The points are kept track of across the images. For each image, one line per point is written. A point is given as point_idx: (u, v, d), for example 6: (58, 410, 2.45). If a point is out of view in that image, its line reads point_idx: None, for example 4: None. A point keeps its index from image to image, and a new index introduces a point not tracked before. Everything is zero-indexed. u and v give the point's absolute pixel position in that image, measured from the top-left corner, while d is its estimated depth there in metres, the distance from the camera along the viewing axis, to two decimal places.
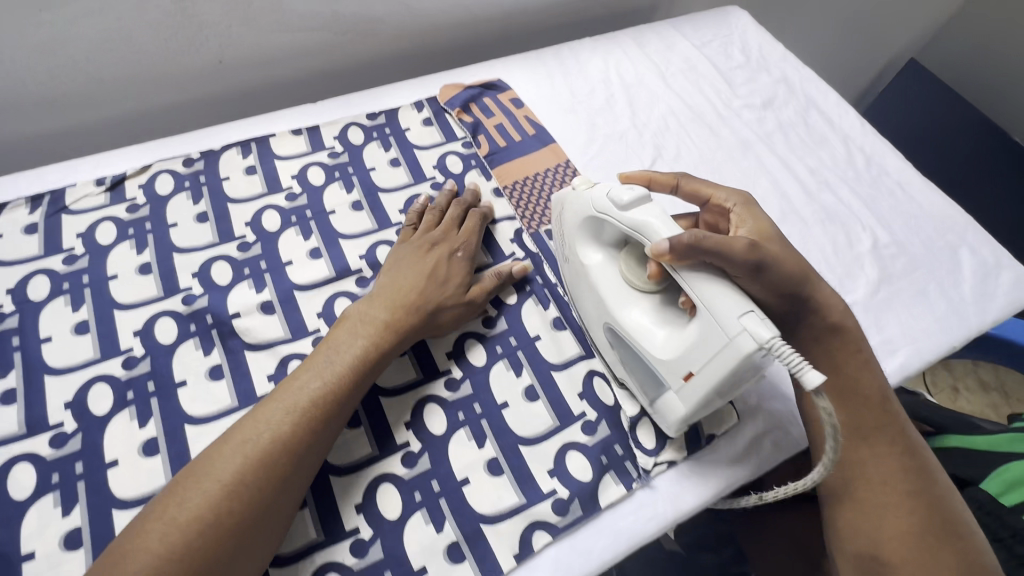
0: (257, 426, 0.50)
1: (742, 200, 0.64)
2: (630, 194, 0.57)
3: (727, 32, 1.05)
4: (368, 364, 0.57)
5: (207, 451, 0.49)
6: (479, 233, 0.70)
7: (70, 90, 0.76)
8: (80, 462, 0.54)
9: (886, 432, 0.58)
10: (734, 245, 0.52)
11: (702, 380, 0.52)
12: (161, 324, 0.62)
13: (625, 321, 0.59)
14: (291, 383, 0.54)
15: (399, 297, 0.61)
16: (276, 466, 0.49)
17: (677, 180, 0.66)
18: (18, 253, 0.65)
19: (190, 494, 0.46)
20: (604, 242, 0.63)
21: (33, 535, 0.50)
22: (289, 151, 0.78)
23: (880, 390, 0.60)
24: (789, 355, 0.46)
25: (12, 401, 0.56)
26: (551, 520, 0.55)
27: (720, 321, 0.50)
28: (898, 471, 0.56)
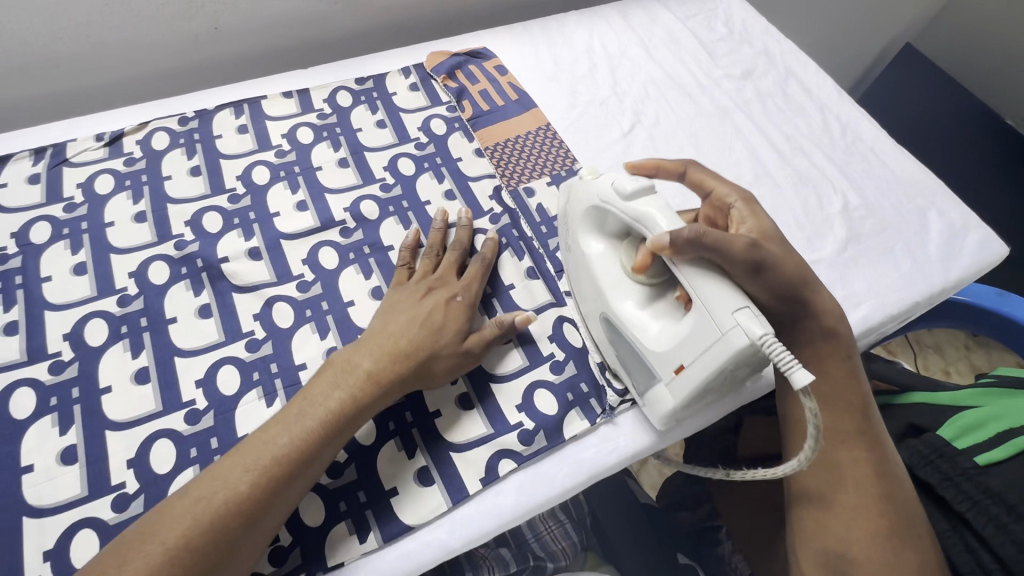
0: (216, 485, 0.48)
1: (743, 197, 0.62)
2: (634, 184, 0.56)
3: (711, 6, 1.07)
4: (342, 423, 0.53)
5: (165, 503, 0.47)
6: (484, 279, 0.66)
7: (73, 52, 0.80)
8: (77, 387, 0.58)
9: (865, 436, 0.59)
10: (734, 244, 0.52)
11: (694, 373, 0.53)
12: (154, 267, 0.66)
13: (620, 311, 0.59)
14: (258, 438, 0.51)
15: (384, 346, 0.57)
16: (233, 522, 0.47)
17: (685, 168, 0.65)
18: (22, 200, 0.69)
19: (136, 556, 0.44)
20: (607, 234, 0.63)
21: (32, 451, 0.54)
22: (280, 112, 0.81)
23: (862, 398, 0.61)
24: (780, 353, 0.46)
25: (15, 332, 0.60)
26: (517, 449, 0.58)
27: (715, 315, 0.50)
28: (871, 475, 0.57)
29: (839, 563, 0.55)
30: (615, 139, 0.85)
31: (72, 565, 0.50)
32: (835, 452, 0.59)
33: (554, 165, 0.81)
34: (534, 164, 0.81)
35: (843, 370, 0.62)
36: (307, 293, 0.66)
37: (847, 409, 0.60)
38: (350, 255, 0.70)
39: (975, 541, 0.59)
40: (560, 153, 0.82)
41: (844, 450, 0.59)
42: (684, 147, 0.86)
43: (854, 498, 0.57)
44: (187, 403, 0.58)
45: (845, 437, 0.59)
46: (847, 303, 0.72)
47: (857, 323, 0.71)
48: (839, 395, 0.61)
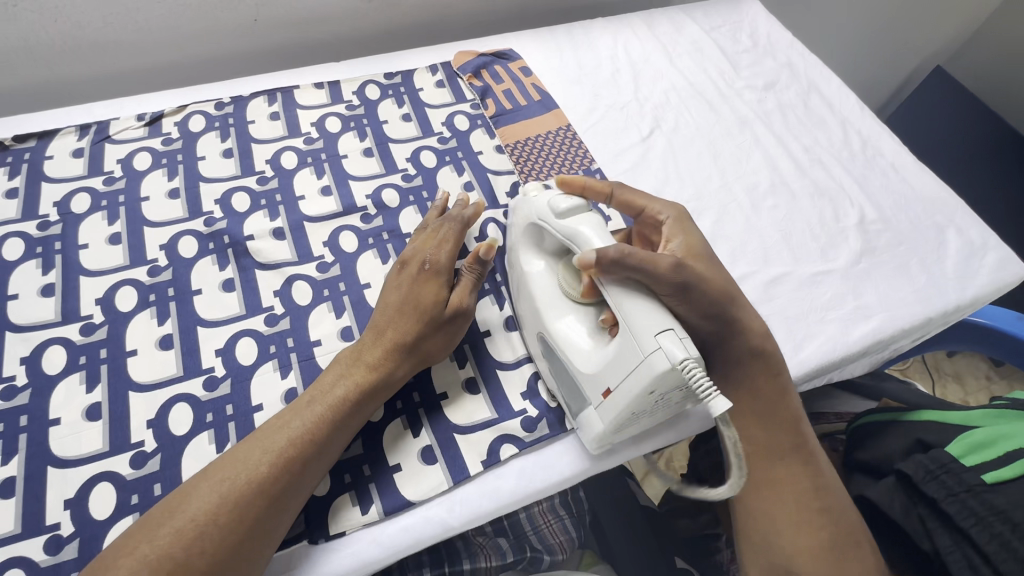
0: (236, 465, 0.50)
1: (674, 214, 0.66)
2: (567, 203, 0.60)
3: (737, 19, 1.09)
4: (352, 409, 0.56)
5: (186, 484, 0.50)
6: (458, 239, 0.65)
7: (122, 38, 0.85)
8: (105, 349, 0.61)
9: (799, 451, 0.63)
10: (659, 263, 0.54)
11: (620, 397, 0.53)
12: (184, 241, 0.69)
13: (557, 330, 0.59)
14: (271, 425, 0.53)
15: (382, 336, 0.59)
16: (253, 503, 0.49)
17: (612, 189, 0.67)
18: (66, 172, 0.73)
19: (161, 532, 0.46)
20: (546, 251, 0.64)
21: (60, 406, 0.57)
22: (311, 101, 0.85)
23: (795, 413, 0.64)
24: (699, 380, 0.48)
25: (51, 294, 0.63)
26: (519, 434, 0.60)
27: (638, 337, 0.51)
28: (808, 488, 0.61)
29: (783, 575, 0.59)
30: (633, 142, 0.87)
31: (90, 515, 0.52)
32: (772, 469, 0.62)
33: (572, 164, 0.83)
34: (551, 163, 0.83)
35: (774, 388, 0.64)
36: (326, 274, 0.69)
37: (779, 422, 0.63)
38: (369, 240, 0.72)
39: (977, 558, 0.57)
40: (578, 153, 0.84)
41: (779, 462, 0.63)
42: (701, 154, 0.86)
43: (792, 509, 0.61)
44: (207, 370, 0.61)
45: (781, 451, 0.63)
46: (858, 314, 0.72)
47: (867, 333, 0.71)
48: (771, 413, 0.63)
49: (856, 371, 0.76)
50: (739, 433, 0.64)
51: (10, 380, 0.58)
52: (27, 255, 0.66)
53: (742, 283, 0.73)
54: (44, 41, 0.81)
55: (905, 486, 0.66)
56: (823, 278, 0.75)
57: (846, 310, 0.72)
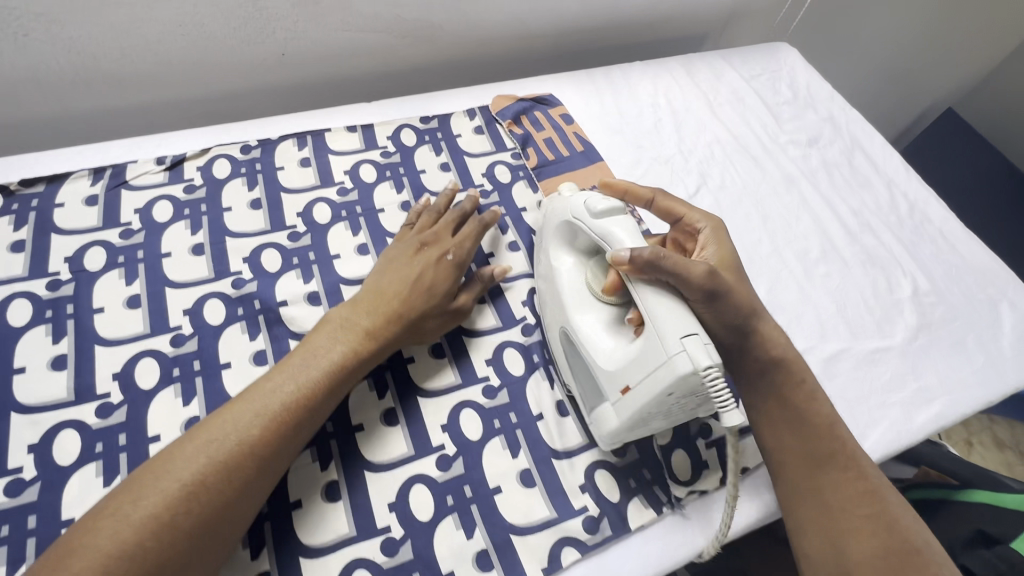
0: (225, 427, 0.48)
1: (712, 224, 0.66)
2: (605, 204, 0.59)
3: (775, 67, 1.07)
4: (346, 374, 0.55)
5: (165, 448, 0.47)
6: (478, 238, 0.68)
7: (140, 70, 0.78)
8: (124, 434, 0.55)
9: (840, 458, 0.57)
10: (693, 270, 0.52)
11: (638, 395, 0.52)
12: (210, 305, 0.63)
13: (580, 325, 0.59)
14: (261, 385, 0.51)
15: (382, 303, 0.59)
16: (246, 464, 0.47)
17: (654, 195, 0.67)
18: (78, 223, 0.67)
19: (147, 494, 0.43)
20: (578, 250, 0.65)
21: (74, 503, 0.51)
22: (343, 146, 0.79)
23: (829, 416, 0.59)
24: (719, 388, 0.47)
25: (63, 367, 0.57)
26: (581, 537, 0.55)
27: (662, 339, 0.49)
28: (857, 495, 0.55)
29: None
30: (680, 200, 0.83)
31: None
32: (815, 478, 0.56)
33: None
34: None
35: (802, 396, 0.60)
36: None
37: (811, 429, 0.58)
38: None
39: None
40: None
41: (824, 472, 0.56)
42: (750, 215, 0.83)
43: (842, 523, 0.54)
44: None
45: (822, 460, 0.57)
46: (920, 397, 0.69)
47: (930, 419, 0.68)
48: (804, 421, 0.59)
49: None
50: (774, 445, 0.59)
51: (17, 472, 0.51)
52: (36, 320, 0.59)
53: None
54: (54, 73, 0.74)
55: None
56: (882, 356, 0.72)
57: (907, 393, 0.69)
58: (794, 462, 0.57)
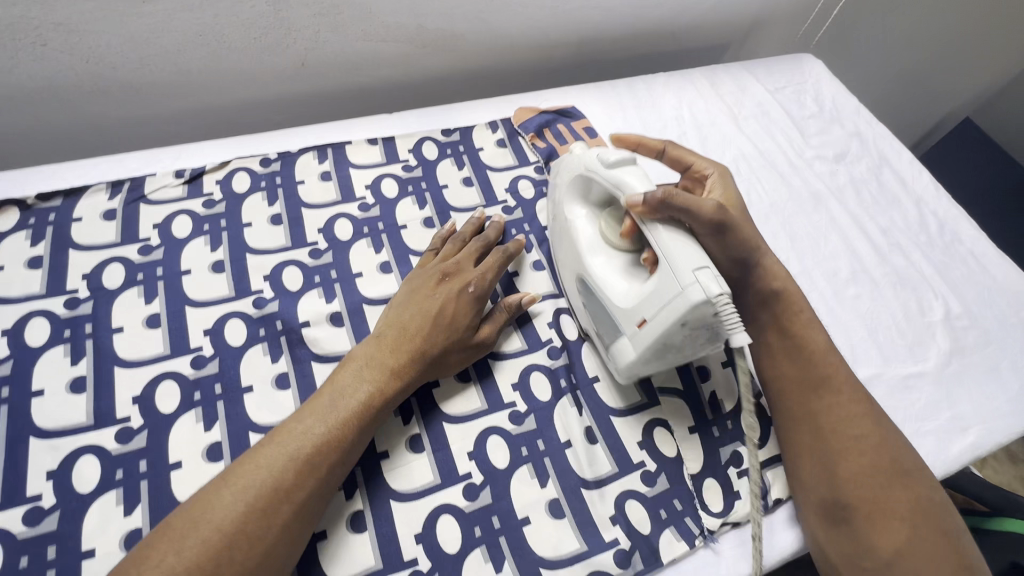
0: (259, 469, 0.48)
1: (719, 170, 0.71)
2: (616, 155, 0.61)
3: (800, 79, 1.05)
4: (374, 413, 0.54)
5: (200, 493, 0.47)
6: (501, 269, 0.65)
7: (158, 79, 0.77)
8: (144, 460, 0.53)
9: (833, 381, 0.60)
10: (703, 206, 0.57)
11: (654, 327, 0.55)
12: (231, 325, 0.62)
13: (593, 270, 0.63)
14: (292, 427, 0.51)
15: (406, 341, 0.58)
16: (282, 511, 0.47)
17: (664, 146, 0.71)
18: (96, 238, 0.65)
19: (187, 542, 0.44)
20: (590, 203, 0.68)
21: (94, 533, 0.49)
22: (364, 160, 0.78)
23: (825, 345, 0.63)
24: (729, 314, 0.51)
25: (82, 389, 0.56)
26: (613, 572, 0.54)
27: (676, 270, 0.53)
28: (849, 416, 0.58)
29: (840, 511, 0.55)
30: None
31: None
32: (810, 403, 0.60)
33: None
34: None
35: (799, 322, 0.64)
36: None
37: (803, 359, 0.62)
38: None
39: None
40: None
41: (815, 397, 0.60)
42: (777, 234, 0.81)
43: (837, 442, 0.57)
44: None
45: (816, 386, 0.61)
46: (955, 426, 0.68)
47: (966, 450, 0.66)
48: (799, 348, 0.63)
49: None
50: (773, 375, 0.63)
51: (36, 500, 0.50)
52: (54, 340, 0.58)
53: None
54: (71, 83, 0.73)
55: None
56: (915, 382, 0.70)
57: (942, 422, 0.68)
58: (792, 389, 0.61)
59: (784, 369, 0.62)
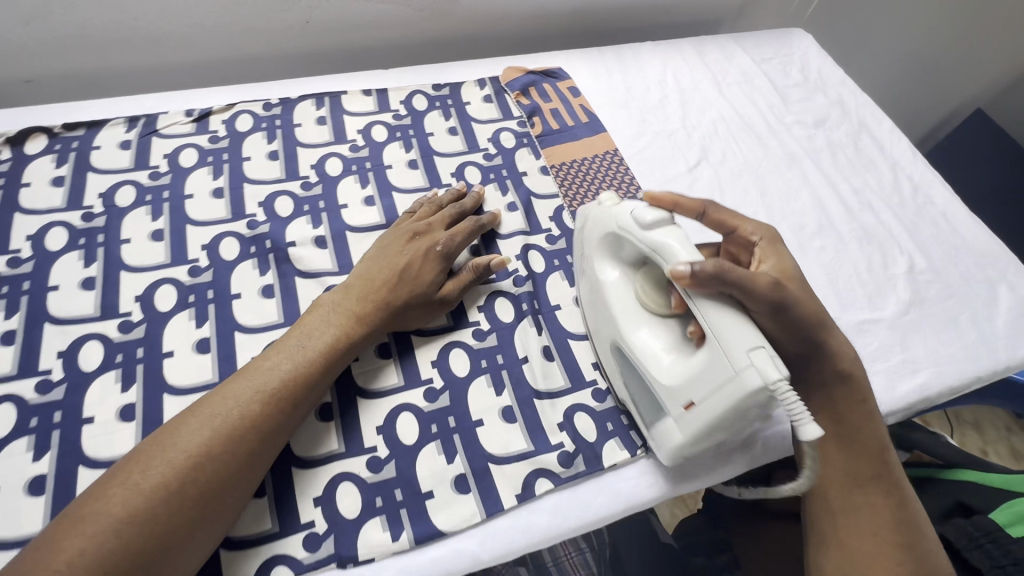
0: (226, 401, 0.51)
1: (769, 235, 0.62)
2: (653, 215, 0.56)
3: (788, 51, 1.07)
4: (338, 355, 0.58)
5: (170, 423, 0.50)
6: (472, 235, 0.69)
7: (175, 30, 0.84)
8: (141, 348, 0.60)
9: (881, 481, 0.57)
10: (758, 281, 0.51)
11: (705, 412, 0.51)
12: (226, 242, 0.68)
13: (636, 342, 0.58)
14: (260, 364, 0.54)
15: (373, 290, 0.62)
16: (247, 439, 0.50)
17: (705, 207, 0.62)
18: (112, 163, 0.73)
19: (156, 463, 0.46)
20: (622, 262, 0.62)
21: (94, 403, 0.56)
22: (358, 108, 0.84)
23: (880, 441, 0.58)
24: (791, 402, 0.46)
25: (92, 287, 0.63)
26: (555, 470, 0.58)
27: (729, 352, 0.49)
28: (890, 522, 0.55)
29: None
30: (680, 172, 0.85)
31: None
32: (850, 498, 0.57)
33: (617, 191, 0.81)
34: (597, 188, 0.81)
35: (858, 415, 0.60)
36: None
37: (858, 451, 0.58)
38: None
39: None
40: (624, 180, 0.82)
41: (858, 494, 0.56)
42: (748, 189, 0.85)
43: (869, 545, 0.54)
44: None
45: (862, 481, 0.57)
46: (905, 368, 0.70)
47: (914, 390, 0.69)
48: (854, 440, 0.59)
49: None
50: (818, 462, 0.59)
51: (46, 374, 0.57)
52: (70, 246, 0.65)
53: None
54: (98, 31, 0.81)
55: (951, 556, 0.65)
56: (870, 327, 0.73)
57: (893, 363, 0.70)
58: (837, 484, 0.57)
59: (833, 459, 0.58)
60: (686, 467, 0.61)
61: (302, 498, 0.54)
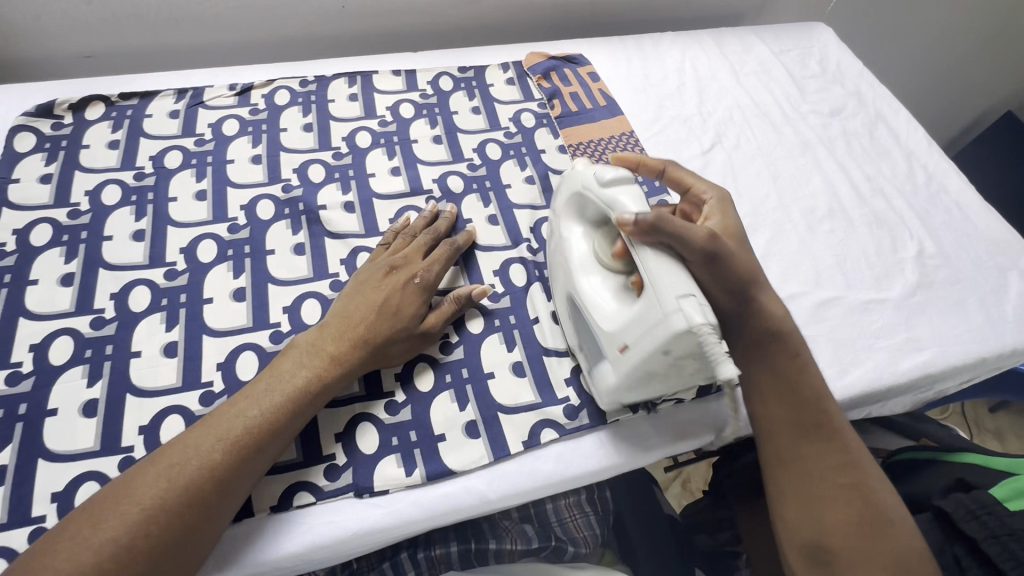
0: (189, 450, 0.50)
1: (719, 196, 0.65)
2: (613, 172, 0.58)
3: (808, 44, 1.09)
4: (307, 400, 0.56)
5: (128, 474, 0.49)
6: (449, 262, 0.67)
7: (221, 11, 0.90)
8: (184, 294, 0.65)
9: (823, 428, 0.59)
10: (693, 232, 0.53)
11: (635, 353, 0.53)
12: (262, 204, 0.73)
13: (585, 290, 0.59)
14: (226, 411, 0.53)
15: (349, 330, 0.60)
16: (206, 489, 0.49)
17: (666, 166, 0.66)
18: (162, 130, 0.79)
19: (108, 518, 0.46)
20: (587, 221, 0.63)
21: (142, 340, 0.62)
22: (388, 87, 0.89)
23: (817, 390, 0.61)
24: (713, 345, 0.48)
25: (142, 238, 0.69)
26: (560, 421, 0.62)
27: (661, 296, 0.50)
28: (835, 465, 0.58)
29: (817, 555, 0.56)
30: (694, 154, 0.88)
31: (159, 441, 0.57)
32: (797, 447, 0.60)
33: None
34: None
35: (794, 366, 0.62)
36: None
37: (799, 403, 0.60)
38: None
39: None
40: None
41: (804, 442, 0.59)
42: (761, 173, 0.87)
43: (821, 489, 0.57)
44: (273, 324, 0.65)
45: (807, 430, 0.60)
46: (908, 346, 0.72)
47: (917, 367, 0.70)
48: (793, 390, 0.61)
49: (895, 408, 0.76)
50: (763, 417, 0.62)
51: (100, 312, 0.63)
52: (123, 202, 0.71)
53: (792, 303, 0.74)
54: (153, 10, 0.88)
55: (942, 523, 0.61)
56: (875, 307, 0.75)
57: (896, 342, 0.72)
58: (782, 433, 0.60)
59: (776, 411, 0.61)
60: (683, 430, 0.65)
61: (325, 434, 0.59)
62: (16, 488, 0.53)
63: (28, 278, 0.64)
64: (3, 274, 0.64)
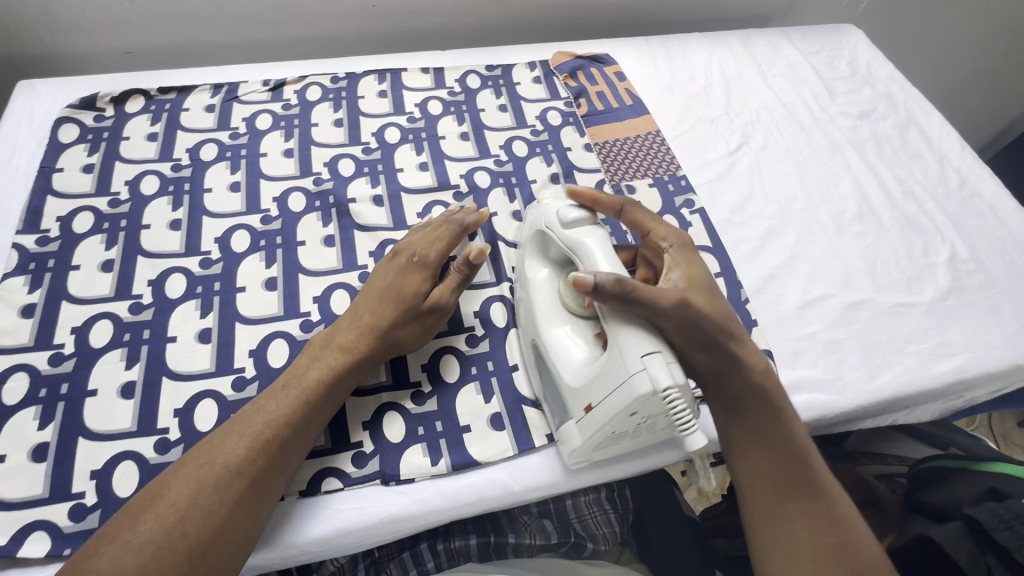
0: (215, 452, 0.51)
1: (680, 243, 0.61)
2: (575, 213, 0.58)
3: (837, 46, 1.08)
4: (325, 388, 0.56)
5: (159, 479, 0.50)
6: (454, 236, 0.65)
7: (255, 9, 0.93)
8: (218, 282, 0.67)
9: (810, 486, 0.55)
10: (662, 297, 0.51)
11: (600, 414, 0.52)
12: (294, 197, 0.75)
13: (548, 336, 0.59)
14: (248, 410, 0.54)
15: (358, 318, 0.60)
16: (234, 484, 0.50)
17: (622, 206, 0.62)
18: (198, 123, 0.81)
19: (142, 520, 0.47)
20: (552, 261, 0.62)
21: (178, 326, 0.63)
22: (416, 84, 0.90)
23: (803, 444, 0.57)
24: (679, 406, 0.48)
25: (178, 228, 0.71)
26: None
27: (626, 356, 0.50)
28: (824, 524, 0.53)
29: None
30: (720, 155, 0.88)
31: (194, 424, 0.58)
32: (783, 505, 0.54)
33: (658, 169, 0.84)
34: (638, 165, 0.85)
35: (776, 419, 0.57)
36: None
37: (783, 460, 0.55)
38: None
39: None
40: (664, 159, 0.85)
41: (788, 501, 0.54)
42: (788, 174, 0.86)
43: (811, 553, 0.52)
44: (303, 314, 0.66)
45: (794, 488, 0.55)
46: (940, 350, 0.71)
47: (950, 371, 0.69)
48: (778, 445, 0.56)
49: (924, 415, 0.73)
50: (746, 471, 0.56)
51: (138, 298, 0.65)
52: (160, 192, 0.73)
53: (820, 304, 0.73)
54: (191, 8, 0.90)
55: (973, 531, 0.59)
56: (906, 310, 0.73)
57: (928, 346, 0.71)
58: (765, 490, 0.55)
59: (761, 468, 0.55)
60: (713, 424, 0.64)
61: (353, 421, 0.60)
62: (58, 465, 0.55)
63: (70, 264, 0.66)
64: (47, 260, 0.66)
